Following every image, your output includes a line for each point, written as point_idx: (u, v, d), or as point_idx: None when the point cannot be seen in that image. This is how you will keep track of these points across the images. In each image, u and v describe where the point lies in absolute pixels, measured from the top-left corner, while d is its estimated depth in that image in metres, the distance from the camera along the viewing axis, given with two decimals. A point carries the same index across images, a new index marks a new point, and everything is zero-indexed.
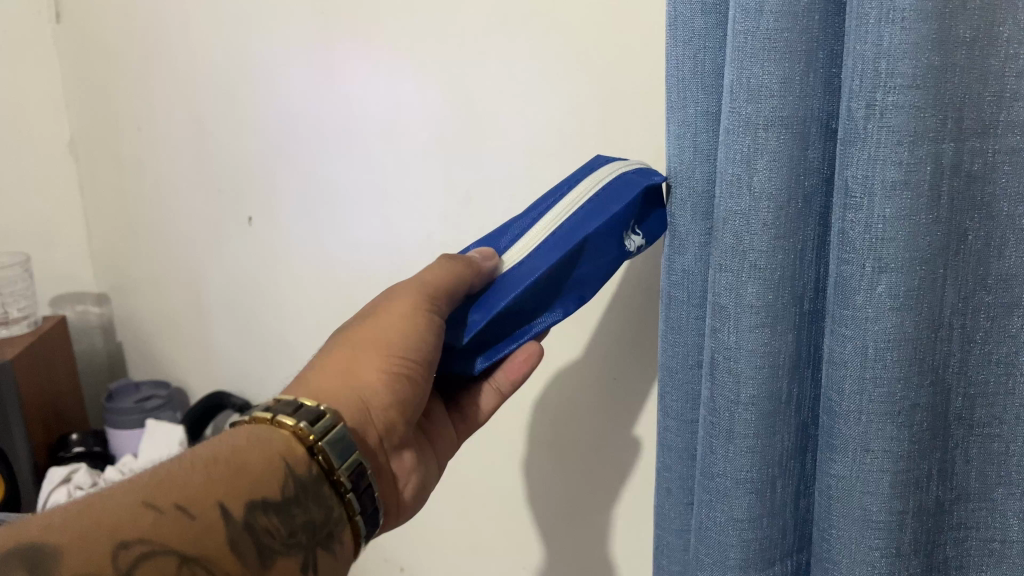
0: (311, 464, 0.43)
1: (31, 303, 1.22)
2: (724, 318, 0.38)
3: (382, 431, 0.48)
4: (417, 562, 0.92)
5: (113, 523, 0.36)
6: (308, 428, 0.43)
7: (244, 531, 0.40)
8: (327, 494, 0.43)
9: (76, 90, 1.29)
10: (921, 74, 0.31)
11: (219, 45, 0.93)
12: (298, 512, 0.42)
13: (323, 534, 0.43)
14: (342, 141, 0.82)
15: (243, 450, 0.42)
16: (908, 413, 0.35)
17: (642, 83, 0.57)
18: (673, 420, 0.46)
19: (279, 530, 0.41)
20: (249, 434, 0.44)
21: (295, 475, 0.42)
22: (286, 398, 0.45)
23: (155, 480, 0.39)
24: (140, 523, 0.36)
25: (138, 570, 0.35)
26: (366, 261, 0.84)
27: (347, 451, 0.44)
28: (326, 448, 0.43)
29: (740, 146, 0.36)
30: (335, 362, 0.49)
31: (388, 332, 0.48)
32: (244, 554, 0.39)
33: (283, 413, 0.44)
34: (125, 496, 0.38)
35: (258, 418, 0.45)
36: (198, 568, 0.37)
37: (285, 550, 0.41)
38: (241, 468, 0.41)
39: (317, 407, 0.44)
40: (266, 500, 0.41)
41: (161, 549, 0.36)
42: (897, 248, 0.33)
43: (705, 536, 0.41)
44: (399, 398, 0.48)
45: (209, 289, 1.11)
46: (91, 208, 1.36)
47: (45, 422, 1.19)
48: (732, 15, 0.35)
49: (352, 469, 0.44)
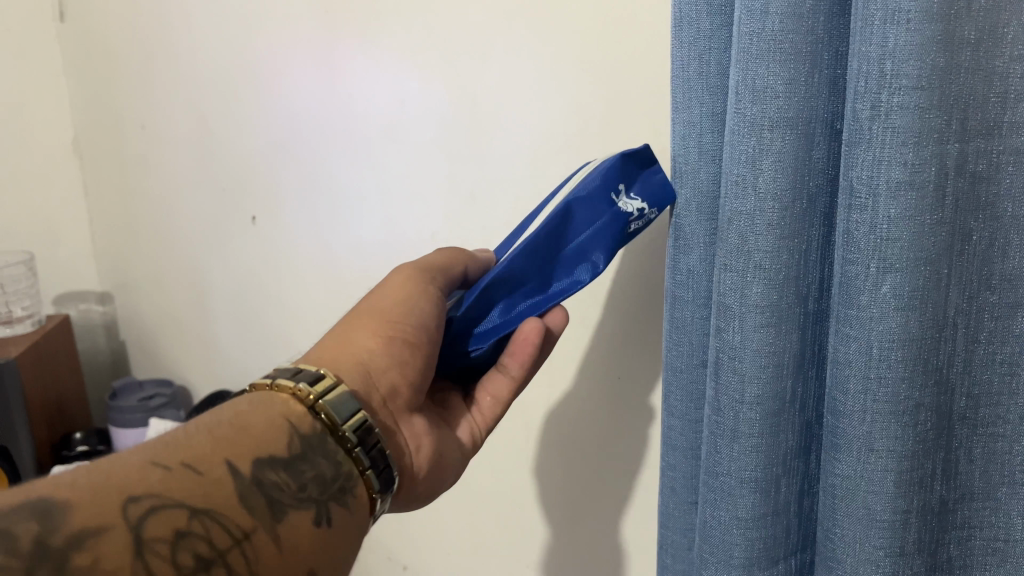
0: (314, 423, 0.44)
1: (35, 301, 1.23)
2: (729, 318, 0.38)
3: (386, 394, 0.49)
4: (421, 560, 0.92)
5: (122, 479, 0.37)
6: (307, 388, 0.44)
7: (253, 486, 0.40)
8: (335, 450, 0.43)
9: (79, 90, 1.29)
10: (926, 75, 0.31)
11: (223, 45, 0.93)
12: (307, 468, 0.42)
13: (335, 489, 0.42)
14: (346, 140, 0.82)
15: (246, 413, 0.43)
16: (912, 411, 0.35)
17: (645, 82, 0.57)
18: (677, 419, 0.46)
19: (289, 484, 0.41)
20: (250, 401, 0.45)
21: (300, 433, 0.43)
22: (284, 367, 0.47)
23: (161, 445, 0.40)
24: (147, 479, 0.37)
25: (147, 522, 0.36)
26: (370, 260, 0.84)
27: (348, 408, 0.44)
28: (328, 406, 0.44)
29: (745, 146, 0.36)
30: (334, 337, 0.51)
31: (383, 302, 0.51)
32: (255, 507, 0.39)
33: (283, 377, 0.45)
34: (132, 458, 0.38)
35: (258, 387, 0.46)
36: (208, 520, 0.37)
37: (296, 504, 0.41)
38: (245, 428, 0.42)
39: (316, 370, 0.46)
40: (273, 456, 0.41)
41: (169, 502, 0.37)
42: (902, 248, 0.33)
43: (710, 535, 0.41)
44: (399, 360, 0.49)
45: (213, 288, 1.11)
46: (95, 208, 1.37)
47: (49, 420, 1.20)
48: (738, 16, 0.36)
49: (356, 426, 0.44)
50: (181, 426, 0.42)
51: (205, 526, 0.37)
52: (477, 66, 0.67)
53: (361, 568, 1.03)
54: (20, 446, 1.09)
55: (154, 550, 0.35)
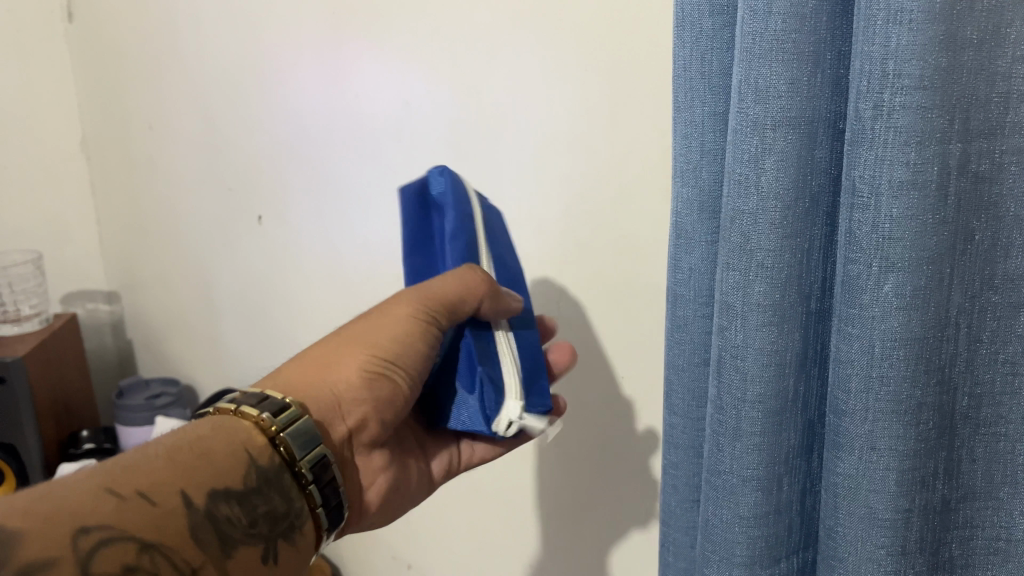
0: (273, 454, 0.46)
1: (42, 300, 1.23)
2: (731, 316, 0.38)
3: (352, 427, 0.51)
4: (425, 560, 0.93)
5: (75, 508, 0.38)
6: (270, 419, 0.46)
7: (205, 519, 0.42)
8: (289, 485, 0.46)
9: (88, 89, 1.30)
10: (928, 75, 0.31)
11: (230, 44, 0.94)
12: (260, 502, 0.44)
13: (285, 525, 0.45)
14: (353, 141, 0.82)
15: (207, 439, 0.45)
16: (914, 410, 0.35)
17: (647, 85, 0.57)
18: (679, 417, 0.46)
19: (241, 519, 0.43)
20: (214, 423, 0.46)
21: (257, 465, 0.45)
22: (252, 390, 0.49)
23: (119, 468, 0.41)
24: (100, 510, 0.38)
25: (96, 557, 0.37)
26: (376, 260, 0.84)
27: (309, 443, 0.47)
28: (288, 439, 0.46)
29: (747, 146, 0.36)
30: (315, 358, 0.53)
31: (376, 335, 0.52)
32: (204, 541, 0.41)
33: (247, 404, 0.47)
34: (88, 483, 0.39)
35: (222, 409, 0.47)
36: (157, 555, 0.39)
37: (245, 539, 0.43)
38: (204, 456, 0.44)
39: (282, 399, 0.47)
40: (229, 490, 0.43)
41: (121, 535, 0.38)
42: (905, 247, 0.33)
43: (712, 533, 0.41)
44: (375, 398, 0.51)
45: (220, 287, 1.12)
46: (102, 207, 1.38)
47: (57, 419, 1.21)
48: (740, 16, 0.36)
49: (313, 461, 0.47)
50: (141, 449, 0.44)
51: (153, 561, 0.39)
52: (483, 66, 0.67)
53: (366, 568, 1.03)
54: (24, 443, 1.11)
55: None
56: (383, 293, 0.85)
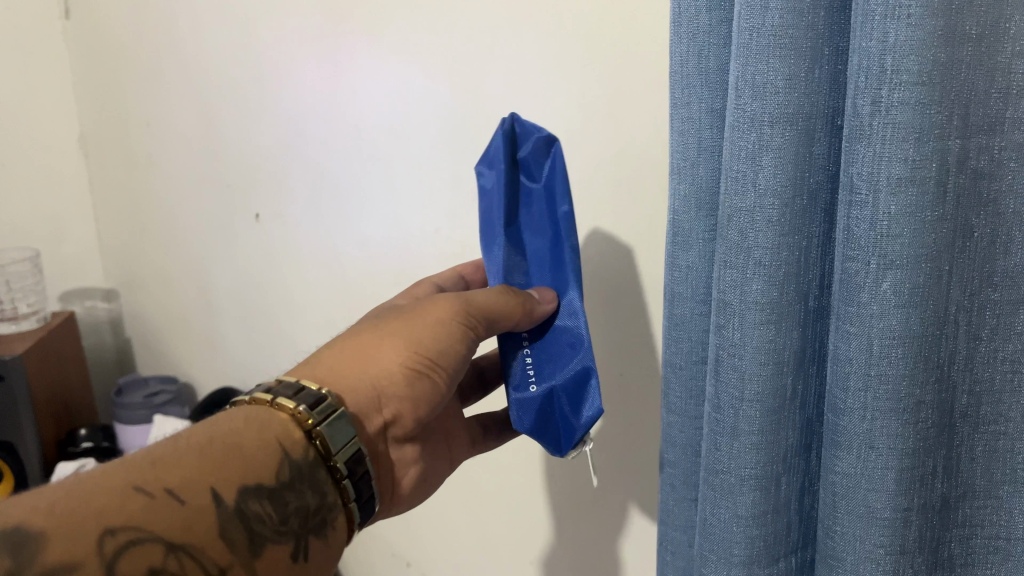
0: (307, 448, 0.45)
1: (41, 298, 1.23)
2: (729, 314, 0.38)
3: (387, 422, 0.51)
4: (423, 557, 0.93)
5: (102, 507, 0.38)
6: (307, 412, 0.46)
7: (235, 517, 0.41)
8: (322, 480, 0.45)
9: (86, 86, 1.30)
10: (927, 71, 0.31)
11: (227, 40, 0.94)
12: (291, 498, 0.44)
13: (317, 521, 0.45)
14: (350, 137, 0.82)
15: (239, 433, 0.44)
16: (912, 409, 0.35)
17: (647, 81, 0.57)
18: (677, 415, 0.46)
19: (271, 516, 0.43)
20: (247, 416, 0.46)
21: (291, 459, 0.45)
22: (287, 380, 0.48)
23: (146, 464, 0.41)
24: (127, 508, 0.38)
25: (121, 559, 0.37)
26: (373, 258, 0.84)
27: (344, 437, 0.46)
28: (324, 433, 0.45)
29: (745, 143, 0.35)
30: (354, 348, 0.52)
31: (423, 331, 0.52)
32: (232, 540, 0.41)
33: (283, 396, 0.46)
34: (114, 479, 0.39)
35: (258, 400, 0.47)
36: (184, 556, 0.39)
37: (276, 536, 0.43)
38: (236, 451, 0.43)
39: (317, 392, 0.47)
40: (259, 486, 0.43)
41: (148, 537, 0.38)
42: (903, 245, 0.33)
43: (710, 533, 0.41)
44: (415, 398, 0.51)
45: (217, 284, 1.12)
46: (101, 204, 1.38)
47: (55, 417, 1.21)
48: (737, 11, 0.35)
49: (349, 456, 0.46)
50: (170, 442, 0.43)
51: (180, 562, 0.39)
52: (481, 63, 0.67)
53: (365, 565, 1.03)
54: (23, 441, 1.11)
55: None
56: (381, 290, 0.85)
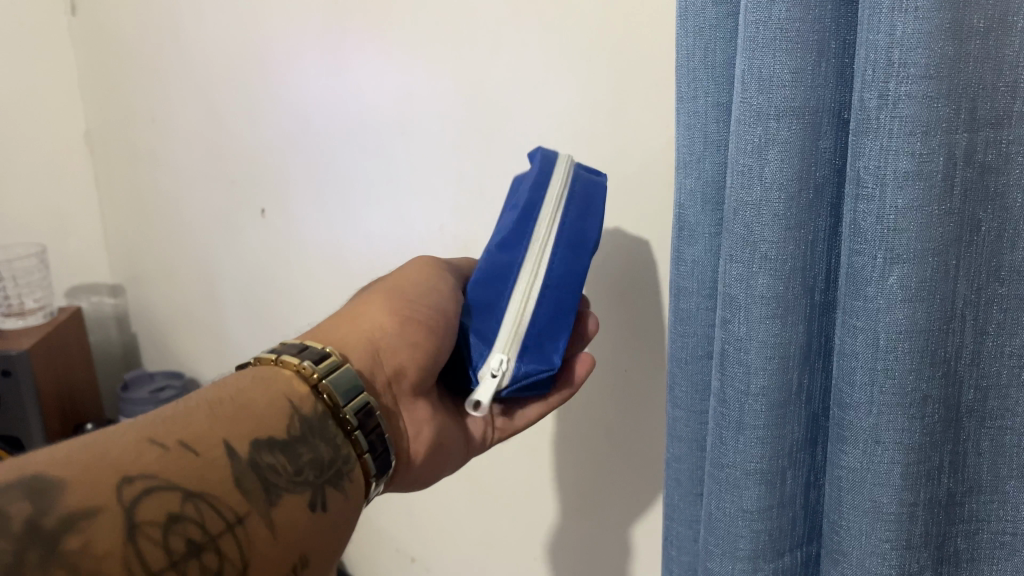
0: (315, 402, 0.47)
1: (47, 293, 1.24)
2: (734, 308, 0.38)
3: (390, 375, 0.52)
4: (428, 553, 0.93)
5: (118, 458, 0.38)
6: (312, 367, 0.48)
7: (249, 468, 0.42)
8: (333, 433, 0.46)
9: (92, 83, 1.30)
10: (935, 64, 0.31)
11: (231, 37, 0.94)
12: (304, 451, 0.45)
13: (332, 472, 0.45)
14: (352, 134, 0.83)
15: (247, 391, 0.46)
16: (919, 404, 0.34)
17: (650, 77, 0.57)
18: (682, 410, 0.46)
19: (286, 468, 0.43)
20: (253, 375, 0.47)
21: (301, 415, 0.46)
22: (289, 343, 0.50)
23: (158, 421, 0.41)
24: (144, 458, 0.38)
25: (140, 505, 0.37)
26: (378, 253, 0.85)
27: (350, 391, 0.48)
28: (331, 387, 0.47)
29: (751, 137, 0.35)
30: (346, 312, 0.55)
31: (404, 281, 0.56)
32: (249, 488, 0.41)
33: (288, 355, 0.49)
34: (127, 434, 0.40)
35: (263, 362, 0.49)
36: (202, 503, 0.39)
37: (292, 487, 0.43)
38: (246, 406, 0.44)
39: (322, 350, 0.49)
40: (272, 439, 0.44)
41: (165, 484, 0.38)
42: (910, 239, 0.33)
43: (715, 527, 0.41)
44: (409, 340, 0.53)
45: (221, 280, 1.12)
46: (107, 201, 1.39)
47: (61, 411, 1.21)
48: (744, 5, 0.35)
49: (357, 409, 0.48)
50: (179, 403, 0.44)
51: (198, 509, 0.39)
52: (485, 59, 0.67)
53: (370, 559, 1.04)
54: (29, 434, 1.11)
55: (145, 534, 0.36)
56: None
